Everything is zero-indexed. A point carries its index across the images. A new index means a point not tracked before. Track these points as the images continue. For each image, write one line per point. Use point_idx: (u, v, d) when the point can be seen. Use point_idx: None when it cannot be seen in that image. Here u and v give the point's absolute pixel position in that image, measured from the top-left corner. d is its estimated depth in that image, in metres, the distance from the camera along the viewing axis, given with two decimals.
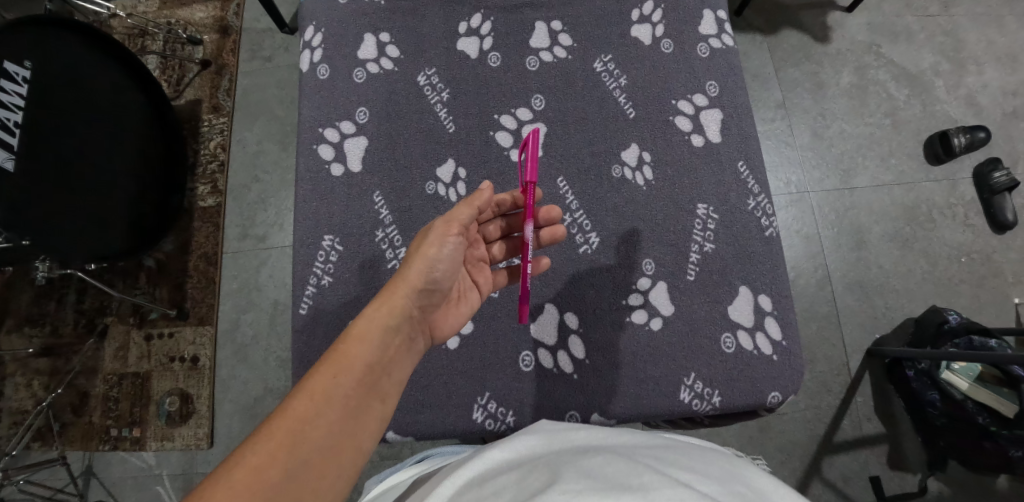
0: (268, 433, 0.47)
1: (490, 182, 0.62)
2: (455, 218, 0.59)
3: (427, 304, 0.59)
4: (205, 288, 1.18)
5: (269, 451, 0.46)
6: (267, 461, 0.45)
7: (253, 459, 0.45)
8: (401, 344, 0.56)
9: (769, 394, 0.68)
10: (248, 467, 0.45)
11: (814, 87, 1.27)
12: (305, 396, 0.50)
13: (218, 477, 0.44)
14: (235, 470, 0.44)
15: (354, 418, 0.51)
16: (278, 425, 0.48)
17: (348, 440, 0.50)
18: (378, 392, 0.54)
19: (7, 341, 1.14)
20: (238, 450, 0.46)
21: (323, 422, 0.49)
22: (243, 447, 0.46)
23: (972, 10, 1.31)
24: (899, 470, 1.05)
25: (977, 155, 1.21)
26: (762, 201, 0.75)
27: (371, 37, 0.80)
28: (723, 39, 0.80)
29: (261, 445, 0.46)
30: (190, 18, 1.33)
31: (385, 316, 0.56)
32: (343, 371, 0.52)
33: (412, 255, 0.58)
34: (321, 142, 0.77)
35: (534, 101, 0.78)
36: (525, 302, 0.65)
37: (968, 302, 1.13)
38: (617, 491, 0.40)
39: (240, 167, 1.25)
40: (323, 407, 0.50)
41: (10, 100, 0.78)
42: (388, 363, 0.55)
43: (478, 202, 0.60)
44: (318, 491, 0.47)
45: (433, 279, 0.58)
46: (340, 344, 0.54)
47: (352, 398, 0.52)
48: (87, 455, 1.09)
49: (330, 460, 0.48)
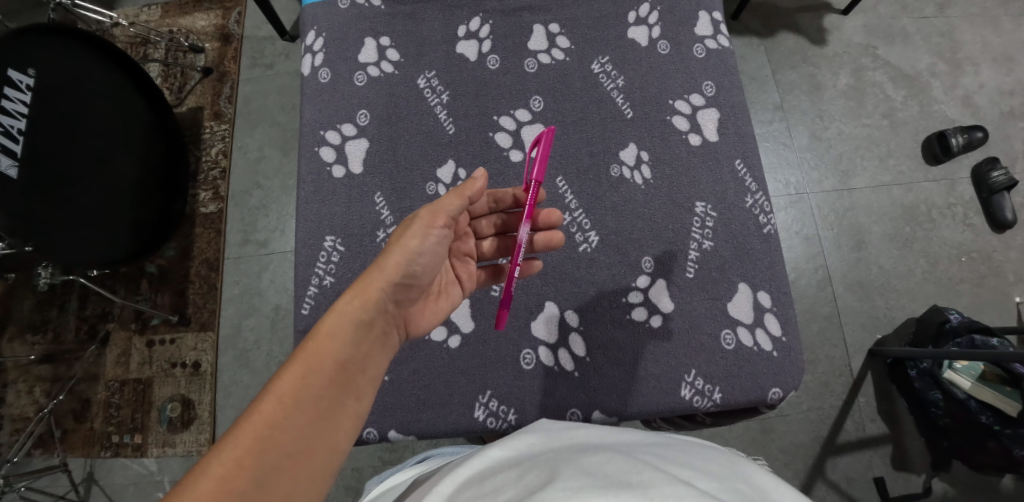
0: (235, 440, 0.46)
1: (485, 170, 0.62)
2: (438, 213, 0.58)
3: (403, 297, 0.59)
4: (206, 294, 1.18)
5: (237, 458, 0.45)
6: (235, 469, 0.45)
7: (220, 468, 0.44)
8: (376, 339, 0.56)
9: (770, 390, 0.69)
10: (216, 476, 0.44)
11: (812, 89, 1.28)
12: (274, 398, 0.49)
13: (186, 487, 0.43)
14: (201, 479, 0.44)
15: (326, 419, 0.50)
16: (246, 430, 0.47)
17: (321, 441, 0.50)
18: (352, 389, 0.53)
19: (9, 349, 1.14)
20: (204, 459, 0.45)
21: (294, 425, 0.48)
22: (209, 455, 0.45)
23: (966, 11, 1.33)
24: (902, 471, 1.05)
25: (975, 154, 1.22)
26: (760, 199, 0.75)
27: (371, 41, 0.81)
28: (719, 39, 0.81)
29: (228, 453, 0.45)
30: (191, 26, 1.34)
31: (359, 310, 0.55)
32: (313, 369, 0.51)
33: (391, 246, 0.57)
34: (322, 144, 0.77)
35: (533, 102, 0.79)
36: (504, 307, 0.64)
37: (968, 301, 1.14)
38: (617, 488, 0.41)
39: (241, 173, 1.26)
40: (293, 408, 0.49)
41: (15, 107, 0.80)
42: (362, 360, 0.54)
43: (463, 197, 0.59)
44: (291, 495, 0.46)
45: (411, 273, 0.57)
46: (310, 341, 0.53)
47: (323, 398, 0.51)
48: (88, 462, 1.09)
49: (303, 462, 0.48)
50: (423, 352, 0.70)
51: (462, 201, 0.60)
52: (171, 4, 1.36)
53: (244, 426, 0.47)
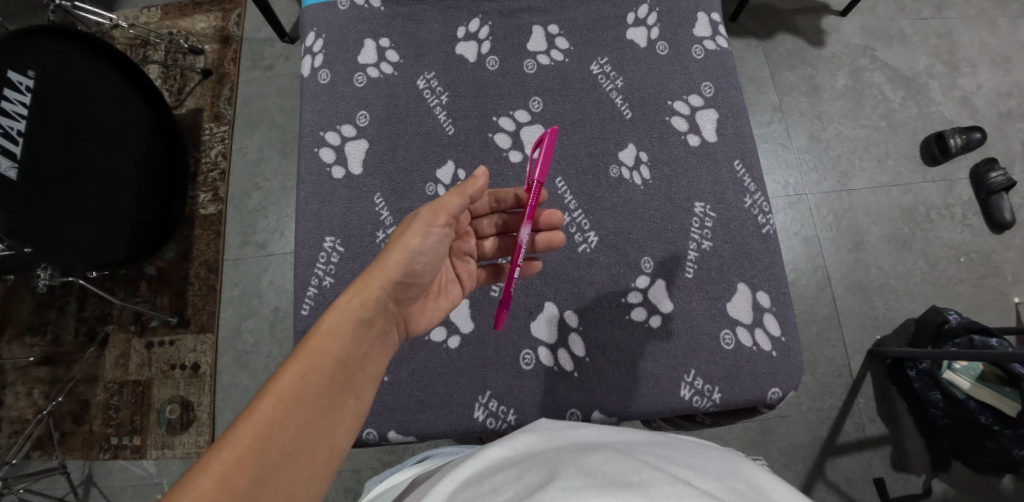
0: (235, 439, 0.46)
1: (485, 168, 0.61)
2: (438, 212, 0.59)
3: (403, 296, 0.59)
4: (205, 296, 1.18)
5: (237, 457, 0.45)
6: (234, 467, 0.45)
7: (220, 466, 0.44)
8: (376, 338, 0.56)
9: (769, 390, 0.69)
10: (216, 475, 0.44)
11: (810, 90, 1.28)
12: (274, 397, 0.49)
13: (186, 485, 0.43)
14: (201, 478, 0.44)
15: (326, 417, 0.50)
16: (245, 429, 0.47)
17: (321, 440, 0.50)
18: (351, 388, 0.53)
19: (8, 350, 1.14)
20: (204, 457, 0.45)
21: (294, 424, 0.48)
22: (209, 453, 0.45)
23: (963, 12, 1.33)
24: (902, 471, 1.05)
25: (973, 155, 1.22)
26: (759, 199, 0.75)
27: (371, 42, 0.81)
28: (718, 40, 0.82)
29: (228, 452, 0.45)
30: (191, 28, 1.35)
31: (358, 308, 0.55)
32: (313, 368, 0.51)
33: (391, 246, 0.58)
34: (321, 145, 0.78)
35: (532, 103, 0.79)
36: (503, 307, 0.64)
37: (967, 302, 1.14)
38: (617, 487, 0.41)
39: (241, 175, 1.26)
40: (293, 407, 0.49)
41: (14, 109, 0.80)
42: (362, 358, 0.54)
43: (463, 196, 0.60)
44: (291, 494, 0.46)
45: (411, 271, 0.58)
46: (310, 340, 0.53)
47: (324, 397, 0.51)
48: (87, 464, 1.09)
49: (303, 461, 0.48)
50: (423, 352, 0.70)
51: (462, 201, 0.60)
52: (171, 6, 1.36)
53: (244, 425, 0.47)
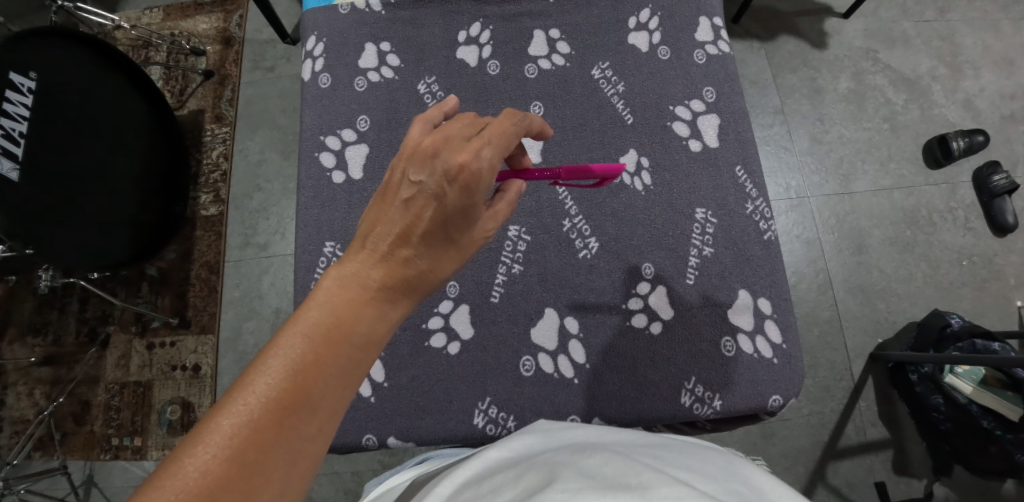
0: (235, 420, 0.34)
1: (520, 186, 0.53)
2: (495, 216, 0.50)
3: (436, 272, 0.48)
4: (207, 297, 1.18)
5: (238, 447, 0.34)
6: (234, 459, 0.33)
7: (211, 459, 0.33)
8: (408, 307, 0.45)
9: (770, 397, 0.68)
10: (210, 470, 0.33)
11: (813, 93, 1.28)
12: (279, 378, 0.36)
13: (162, 482, 0.32)
14: (189, 474, 0.32)
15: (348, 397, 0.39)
16: (247, 411, 0.35)
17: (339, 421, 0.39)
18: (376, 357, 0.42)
19: (10, 350, 1.14)
20: (192, 442, 0.34)
21: (307, 418, 0.36)
22: (200, 438, 0.33)
23: (966, 15, 1.33)
24: (904, 476, 1.04)
25: (976, 158, 1.22)
26: (760, 205, 0.75)
27: (372, 46, 0.81)
28: (720, 45, 0.81)
29: (224, 441, 0.34)
30: (193, 29, 1.35)
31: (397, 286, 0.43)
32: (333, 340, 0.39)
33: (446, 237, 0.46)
34: (322, 149, 0.78)
35: (533, 108, 0.79)
36: None
37: (970, 305, 1.13)
38: (616, 490, 0.40)
39: (242, 176, 1.26)
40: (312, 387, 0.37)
41: (14, 110, 0.79)
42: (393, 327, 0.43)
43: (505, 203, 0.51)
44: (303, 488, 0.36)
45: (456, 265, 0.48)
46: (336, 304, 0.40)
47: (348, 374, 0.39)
48: (88, 465, 1.09)
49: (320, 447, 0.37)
50: (423, 358, 0.70)
51: (503, 191, 0.52)
52: (172, 7, 1.37)
53: (232, 409, 0.34)
